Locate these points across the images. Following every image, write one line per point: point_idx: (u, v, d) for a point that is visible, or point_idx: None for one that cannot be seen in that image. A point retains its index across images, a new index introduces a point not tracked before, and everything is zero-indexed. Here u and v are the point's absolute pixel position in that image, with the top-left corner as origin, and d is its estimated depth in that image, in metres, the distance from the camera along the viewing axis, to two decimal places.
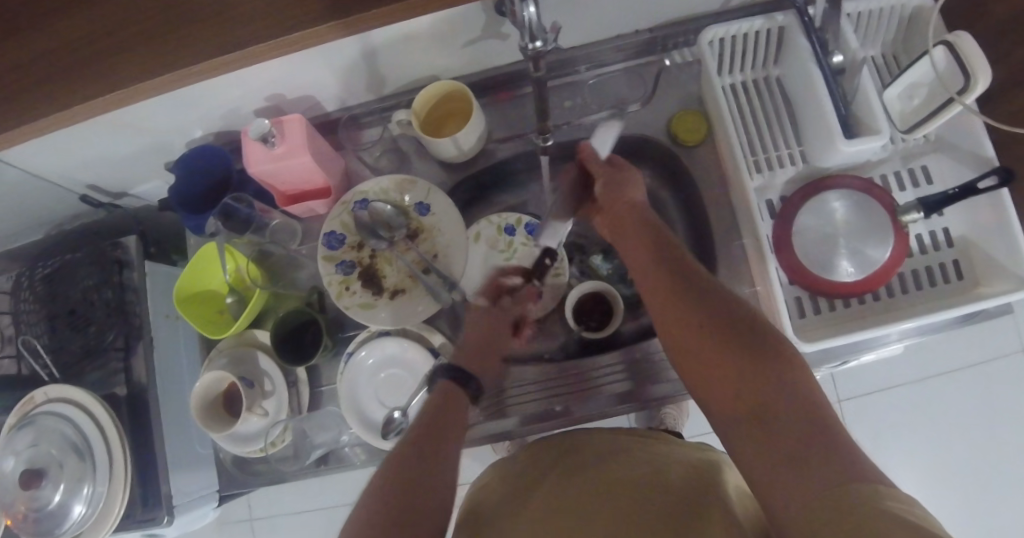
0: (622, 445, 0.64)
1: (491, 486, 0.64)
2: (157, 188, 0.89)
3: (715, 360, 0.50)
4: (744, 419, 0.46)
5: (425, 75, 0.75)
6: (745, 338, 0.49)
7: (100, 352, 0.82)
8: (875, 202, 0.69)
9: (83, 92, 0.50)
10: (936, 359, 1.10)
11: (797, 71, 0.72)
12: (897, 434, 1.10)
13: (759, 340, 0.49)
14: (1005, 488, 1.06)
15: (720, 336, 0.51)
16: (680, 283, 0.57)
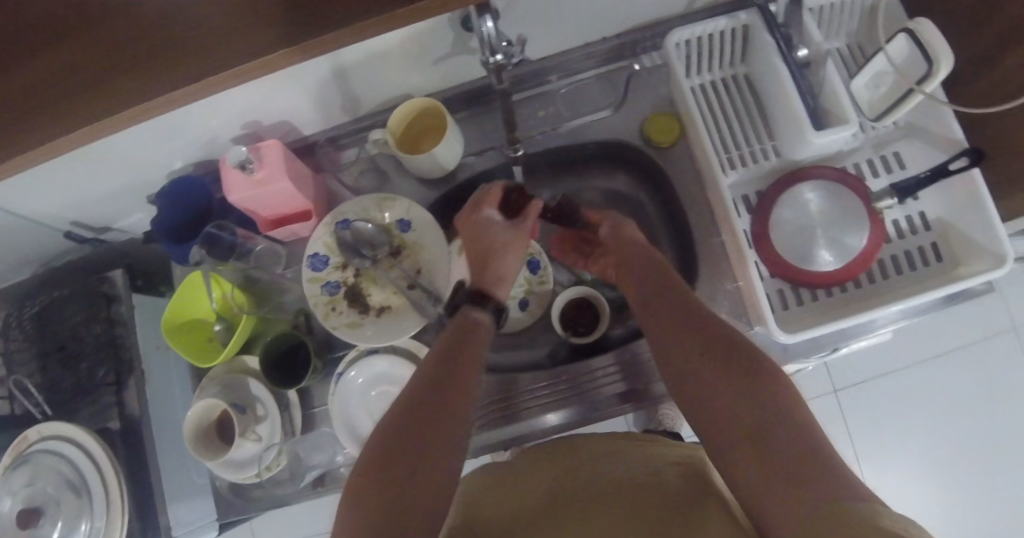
0: (611, 446, 0.64)
1: (488, 481, 0.64)
2: (141, 221, 0.90)
3: (711, 386, 0.53)
4: (740, 439, 0.48)
5: (399, 93, 0.76)
6: (734, 363, 0.53)
7: (92, 387, 0.82)
8: (848, 190, 0.70)
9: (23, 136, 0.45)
10: (927, 342, 1.10)
11: (763, 68, 0.73)
12: (894, 420, 1.10)
13: (748, 367, 0.52)
14: (1005, 466, 1.06)
15: (717, 368, 0.53)
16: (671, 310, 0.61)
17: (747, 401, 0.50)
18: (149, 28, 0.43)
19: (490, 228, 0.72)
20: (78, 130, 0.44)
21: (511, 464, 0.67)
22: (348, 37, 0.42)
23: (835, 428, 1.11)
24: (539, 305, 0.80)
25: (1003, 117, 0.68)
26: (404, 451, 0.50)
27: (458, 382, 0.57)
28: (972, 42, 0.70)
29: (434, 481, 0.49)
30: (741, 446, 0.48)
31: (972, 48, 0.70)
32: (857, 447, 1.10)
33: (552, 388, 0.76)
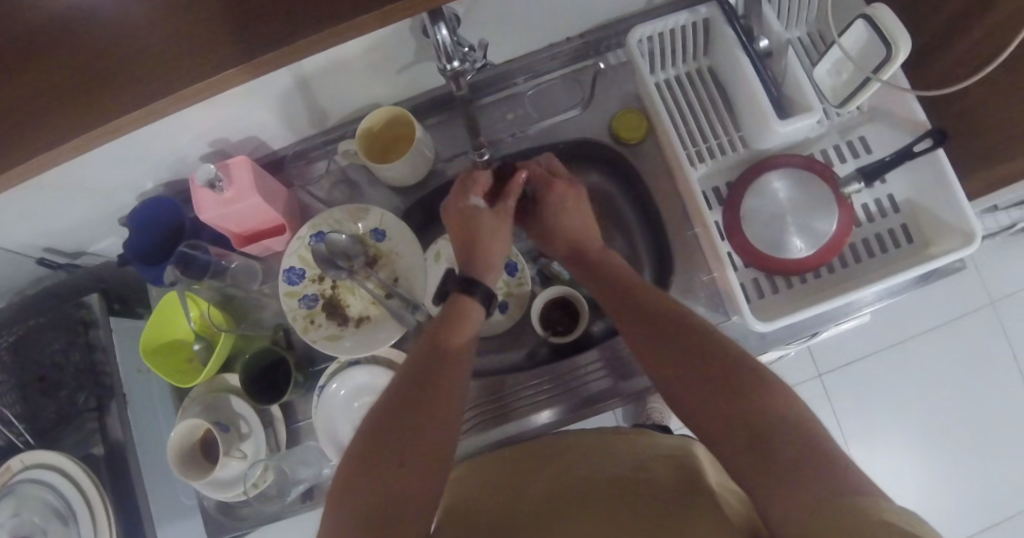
0: (599, 445, 0.63)
1: (484, 480, 0.64)
2: (115, 244, 0.89)
3: (706, 396, 0.52)
4: (744, 440, 0.47)
5: (366, 104, 0.76)
6: (720, 367, 0.53)
7: (74, 414, 0.81)
8: (816, 177, 0.71)
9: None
10: (908, 320, 1.12)
11: (726, 60, 0.74)
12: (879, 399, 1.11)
13: (734, 366, 0.52)
14: (989, 438, 1.08)
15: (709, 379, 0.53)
16: (650, 316, 0.61)
17: (741, 404, 0.49)
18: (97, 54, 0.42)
19: (475, 210, 0.71)
20: (33, 159, 0.43)
21: (501, 460, 0.67)
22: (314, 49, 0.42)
23: (823, 411, 1.12)
24: (518, 308, 0.80)
25: (962, 98, 0.69)
26: (382, 457, 0.49)
27: (439, 372, 0.56)
28: (928, 26, 0.70)
29: (421, 472, 0.49)
30: (739, 446, 0.47)
31: (929, 31, 0.71)
32: (845, 428, 1.11)
33: (541, 384, 0.77)
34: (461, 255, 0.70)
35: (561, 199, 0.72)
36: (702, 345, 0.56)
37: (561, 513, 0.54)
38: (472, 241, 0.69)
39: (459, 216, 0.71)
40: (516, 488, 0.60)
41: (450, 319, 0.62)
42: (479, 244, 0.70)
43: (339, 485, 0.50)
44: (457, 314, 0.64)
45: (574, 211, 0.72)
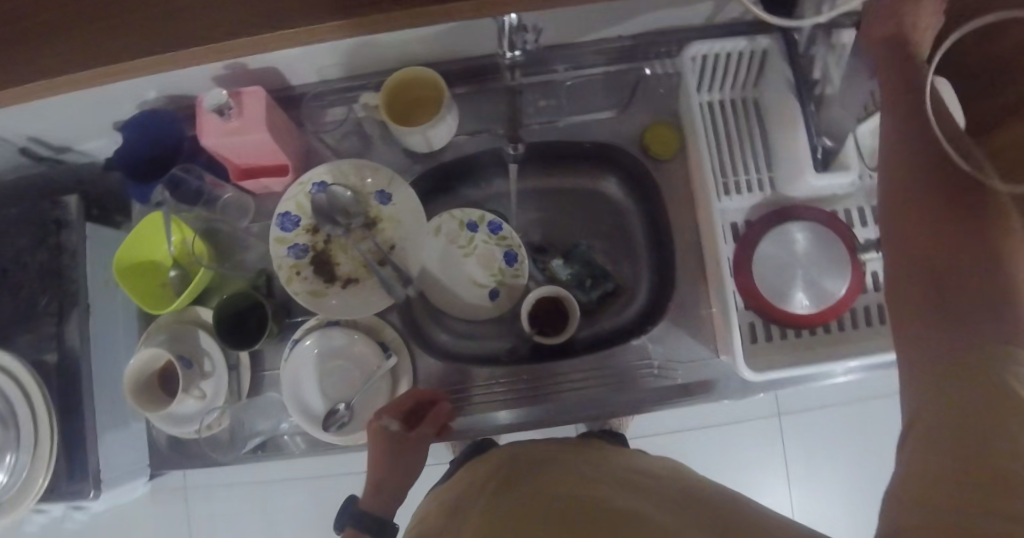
0: (551, 461, 0.61)
1: (472, 475, 0.63)
2: (105, 147, 0.84)
3: (915, 310, 0.41)
4: (953, 379, 0.38)
5: (397, 60, 0.71)
6: (971, 277, 0.39)
7: (32, 315, 0.78)
8: (835, 237, 0.70)
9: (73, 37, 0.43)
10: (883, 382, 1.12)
11: (775, 98, 0.71)
12: (834, 455, 1.06)
13: (974, 278, 0.39)
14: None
15: (934, 290, 0.40)
16: (960, 186, 0.40)
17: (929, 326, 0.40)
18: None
19: (389, 442, 0.63)
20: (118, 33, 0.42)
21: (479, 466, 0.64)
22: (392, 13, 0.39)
23: (772, 449, 1.07)
24: (509, 299, 0.77)
25: None
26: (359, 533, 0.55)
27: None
28: None
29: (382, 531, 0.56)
30: (925, 382, 0.40)
31: None
32: (791, 471, 1.07)
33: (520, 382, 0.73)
34: (369, 493, 0.62)
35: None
36: (957, 241, 0.39)
37: (542, 499, 0.53)
38: (381, 479, 0.62)
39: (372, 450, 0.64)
40: (502, 478, 0.59)
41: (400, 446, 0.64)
42: (389, 480, 0.62)
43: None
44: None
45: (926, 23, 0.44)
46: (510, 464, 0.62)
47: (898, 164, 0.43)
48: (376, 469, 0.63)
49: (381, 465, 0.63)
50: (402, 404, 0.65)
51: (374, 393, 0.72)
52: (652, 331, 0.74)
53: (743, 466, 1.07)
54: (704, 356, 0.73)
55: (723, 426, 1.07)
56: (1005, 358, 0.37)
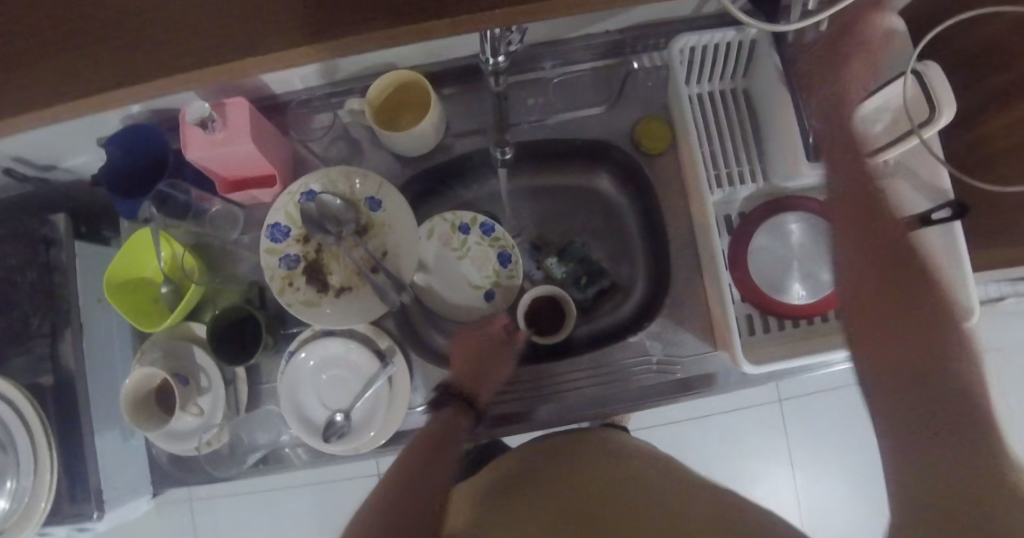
0: (550, 481, 0.62)
1: (469, 493, 0.65)
2: (90, 162, 0.83)
3: (880, 341, 0.56)
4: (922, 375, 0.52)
5: (382, 64, 0.70)
6: (905, 295, 0.57)
7: (25, 337, 0.77)
8: (830, 228, 0.69)
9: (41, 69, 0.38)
10: None
11: (764, 87, 0.70)
12: (836, 439, 1.07)
13: (920, 301, 0.56)
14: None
15: (896, 308, 0.56)
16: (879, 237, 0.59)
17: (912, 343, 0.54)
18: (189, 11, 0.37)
19: (488, 344, 0.70)
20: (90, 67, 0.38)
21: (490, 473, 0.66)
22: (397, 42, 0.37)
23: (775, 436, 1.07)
24: (505, 302, 0.76)
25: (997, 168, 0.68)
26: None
27: (443, 448, 0.62)
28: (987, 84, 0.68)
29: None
30: (896, 400, 0.52)
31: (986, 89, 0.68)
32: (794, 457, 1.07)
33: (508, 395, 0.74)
34: (462, 378, 0.68)
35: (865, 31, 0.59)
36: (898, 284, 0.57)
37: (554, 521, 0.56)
38: (478, 370, 0.69)
39: (466, 347, 0.70)
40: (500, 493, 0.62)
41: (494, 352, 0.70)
42: (483, 372, 0.69)
43: None
44: (452, 425, 0.65)
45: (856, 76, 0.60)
46: (503, 480, 0.64)
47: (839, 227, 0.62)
48: (468, 359, 0.69)
49: (474, 363, 0.69)
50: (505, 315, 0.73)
51: (372, 403, 0.71)
52: (650, 327, 0.74)
53: (746, 454, 1.07)
54: (702, 350, 0.73)
55: (726, 415, 1.06)
56: (929, 371, 0.51)
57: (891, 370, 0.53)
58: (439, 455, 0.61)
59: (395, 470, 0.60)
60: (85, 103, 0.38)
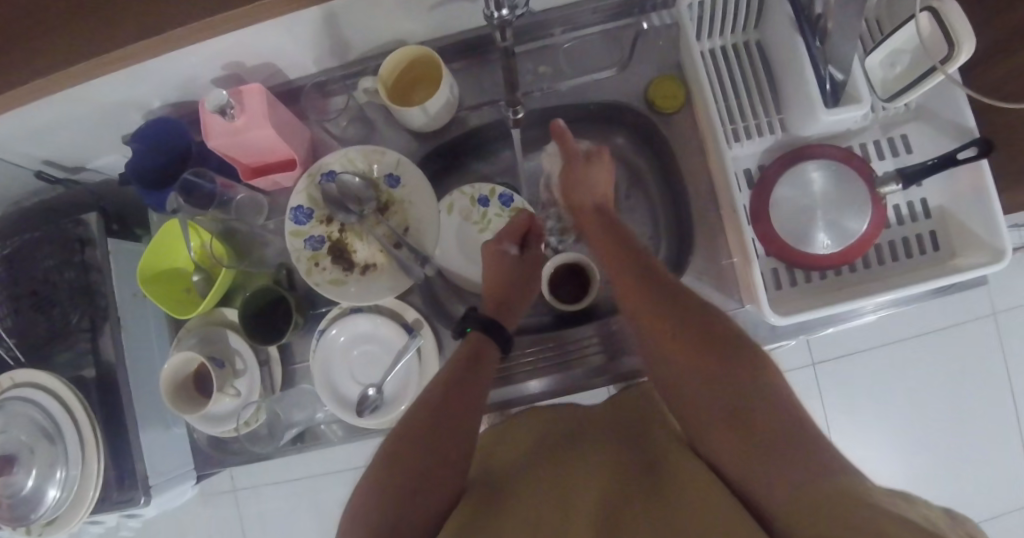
0: (574, 442, 0.59)
1: (511, 445, 0.63)
2: (116, 161, 0.86)
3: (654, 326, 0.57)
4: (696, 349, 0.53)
5: (392, 40, 0.70)
6: (708, 342, 0.53)
7: (66, 332, 0.79)
8: (853, 172, 0.69)
9: (82, 41, 0.46)
10: (945, 311, 0.99)
11: (776, 35, 0.70)
12: (884, 402, 1.00)
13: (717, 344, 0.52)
14: (988, 455, 0.98)
15: (704, 356, 0.52)
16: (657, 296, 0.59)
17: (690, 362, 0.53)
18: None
19: (504, 263, 0.72)
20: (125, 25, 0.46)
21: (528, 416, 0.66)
22: None
23: (813, 402, 1.00)
24: None
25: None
26: (402, 476, 0.52)
27: (469, 383, 0.61)
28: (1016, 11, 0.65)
29: (435, 463, 0.54)
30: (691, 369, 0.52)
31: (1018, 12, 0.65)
32: (832, 421, 1.00)
33: (537, 362, 0.75)
34: (492, 302, 0.70)
35: (820, 150, 0.71)
36: (691, 322, 0.55)
37: (583, 464, 0.54)
38: (504, 290, 0.71)
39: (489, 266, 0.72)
40: (534, 453, 0.59)
41: (513, 273, 0.71)
42: (509, 294, 0.71)
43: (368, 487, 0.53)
44: (479, 349, 0.65)
45: (833, 155, 0.70)
46: (544, 443, 0.61)
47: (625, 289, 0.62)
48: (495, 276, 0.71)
49: (499, 285, 0.71)
50: (511, 223, 0.74)
51: (404, 377, 0.72)
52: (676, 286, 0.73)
53: None
54: (729, 307, 0.72)
55: None
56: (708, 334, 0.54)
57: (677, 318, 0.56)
58: (467, 389, 0.60)
59: (403, 424, 0.57)
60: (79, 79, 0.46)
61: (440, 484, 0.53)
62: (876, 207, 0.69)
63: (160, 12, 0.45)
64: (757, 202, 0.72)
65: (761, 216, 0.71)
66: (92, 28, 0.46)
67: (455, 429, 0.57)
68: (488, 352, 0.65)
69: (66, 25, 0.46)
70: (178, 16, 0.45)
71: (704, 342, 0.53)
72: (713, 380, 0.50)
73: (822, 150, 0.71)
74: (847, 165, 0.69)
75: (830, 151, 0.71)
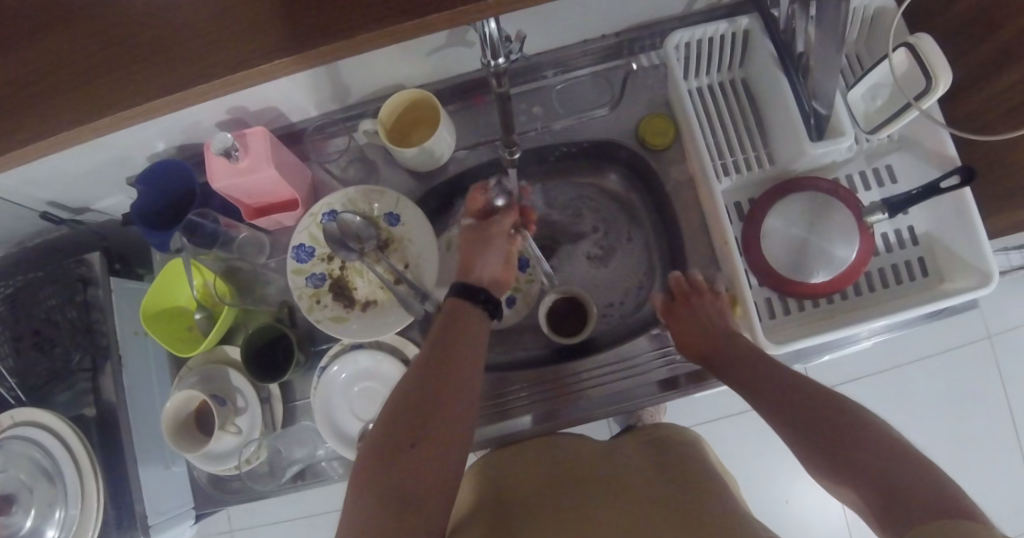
0: (591, 469, 0.59)
1: (525, 470, 0.63)
2: (121, 202, 0.87)
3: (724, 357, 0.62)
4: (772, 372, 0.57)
5: (392, 83, 0.73)
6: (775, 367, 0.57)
7: (67, 372, 0.79)
8: (841, 204, 0.71)
9: (42, 115, 0.43)
10: (938, 337, 1.00)
11: (761, 73, 0.73)
12: None
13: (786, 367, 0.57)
14: (990, 480, 0.98)
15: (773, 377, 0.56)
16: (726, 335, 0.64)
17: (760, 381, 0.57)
18: (168, 33, 0.42)
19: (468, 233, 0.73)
20: (86, 94, 0.43)
21: (530, 447, 0.67)
22: (371, 44, 0.41)
23: None
24: (526, 305, 0.81)
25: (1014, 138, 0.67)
26: (399, 459, 0.50)
27: (457, 343, 0.58)
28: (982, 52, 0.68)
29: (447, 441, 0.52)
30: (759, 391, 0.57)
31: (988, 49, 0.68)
32: None
33: (535, 395, 0.75)
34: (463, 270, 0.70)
35: (807, 185, 0.73)
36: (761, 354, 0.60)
37: (615, 495, 0.54)
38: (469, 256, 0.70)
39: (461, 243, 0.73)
40: (552, 482, 0.59)
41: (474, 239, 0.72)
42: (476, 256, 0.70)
43: (361, 478, 0.51)
44: (457, 309, 0.62)
45: (823, 188, 0.72)
46: (562, 470, 0.61)
47: (698, 332, 0.67)
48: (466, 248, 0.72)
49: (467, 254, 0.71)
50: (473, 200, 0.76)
51: None
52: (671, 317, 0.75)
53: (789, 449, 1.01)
54: None
55: None
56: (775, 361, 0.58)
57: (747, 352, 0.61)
58: (456, 350, 0.58)
59: (390, 404, 0.55)
60: (54, 142, 0.44)
61: (439, 457, 0.51)
62: (865, 236, 0.70)
63: (124, 80, 0.43)
64: (748, 233, 0.74)
65: (752, 251, 0.73)
66: (52, 100, 0.43)
67: (448, 400, 0.54)
68: (460, 307, 0.62)
69: (26, 95, 0.43)
70: (141, 85, 0.43)
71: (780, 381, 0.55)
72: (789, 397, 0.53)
73: (815, 184, 0.73)
74: (836, 199, 0.71)
75: (824, 183, 0.72)
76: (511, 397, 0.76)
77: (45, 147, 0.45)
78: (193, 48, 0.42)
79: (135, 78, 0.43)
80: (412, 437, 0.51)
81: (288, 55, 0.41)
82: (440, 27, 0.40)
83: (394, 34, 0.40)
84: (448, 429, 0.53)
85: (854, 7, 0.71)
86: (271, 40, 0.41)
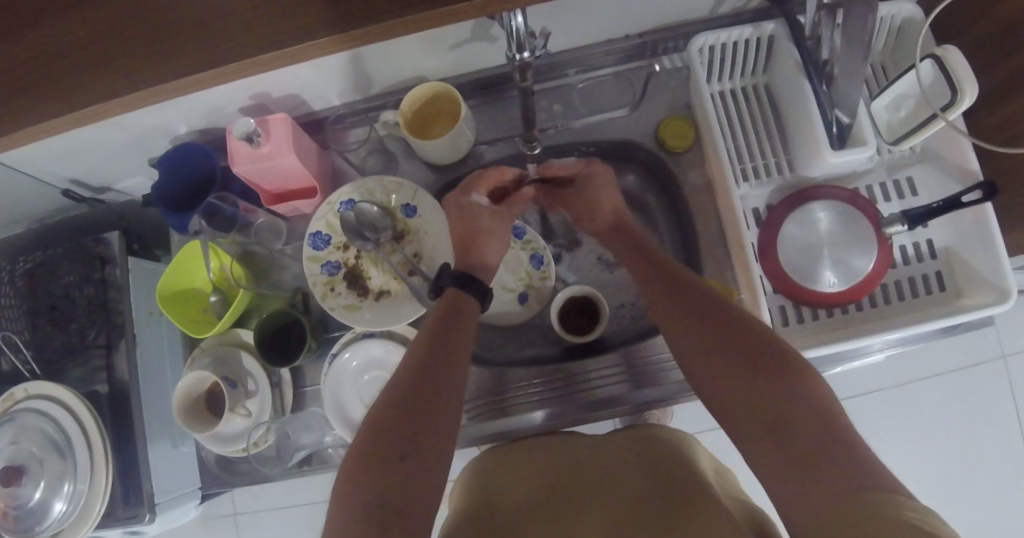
0: (594, 470, 0.59)
1: (530, 466, 0.63)
2: (141, 183, 0.88)
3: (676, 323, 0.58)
4: (727, 343, 0.53)
5: (414, 75, 0.73)
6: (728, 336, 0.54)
7: (82, 348, 0.80)
8: (859, 213, 0.70)
9: (69, 90, 0.44)
10: (953, 353, 0.99)
11: (783, 80, 0.72)
12: (891, 443, 0.99)
13: (741, 336, 0.53)
14: (999, 499, 0.97)
15: (727, 347, 0.53)
16: (682, 295, 0.60)
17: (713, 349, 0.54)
18: (198, 14, 0.43)
19: (476, 214, 0.71)
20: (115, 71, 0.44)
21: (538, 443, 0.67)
22: (397, 32, 0.41)
23: None
24: (538, 302, 0.80)
25: None
26: (385, 456, 0.48)
27: (457, 342, 0.59)
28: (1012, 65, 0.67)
29: (435, 440, 0.51)
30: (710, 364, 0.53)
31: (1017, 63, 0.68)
32: None
33: (545, 391, 0.76)
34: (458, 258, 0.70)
35: (823, 194, 0.73)
36: (716, 319, 0.56)
37: (617, 499, 0.54)
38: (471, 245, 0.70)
39: (459, 219, 0.71)
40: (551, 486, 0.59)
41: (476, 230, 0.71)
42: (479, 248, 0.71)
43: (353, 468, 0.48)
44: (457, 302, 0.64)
45: (841, 197, 0.72)
46: (562, 472, 0.60)
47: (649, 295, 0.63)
48: (463, 233, 0.71)
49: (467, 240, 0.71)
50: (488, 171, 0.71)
51: None
52: None
53: None
54: None
55: None
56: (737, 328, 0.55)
57: (704, 314, 0.57)
58: (451, 354, 0.58)
59: (383, 399, 0.54)
60: (81, 117, 0.45)
61: (430, 454, 0.50)
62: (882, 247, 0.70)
63: (151, 60, 0.44)
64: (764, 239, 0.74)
65: (769, 256, 0.73)
66: (79, 75, 0.44)
67: (436, 400, 0.54)
68: (466, 302, 0.65)
69: (56, 70, 0.44)
70: (169, 65, 0.43)
71: (739, 341, 0.53)
72: (742, 372, 0.50)
73: (831, 194, 0.73)
74: (855, 208, 0.71)
75: (841, 192, 0.73)
76: (516, 394, 0.76)
77: (71, 121, 0.46)
78: (221, 30, 0.43)
79: (164, 57, 0.43)
80: (403, 451, 0.49)
81: (315, 40, 0.41)
82: (466, 18, 0.40)
83: (420, 24, 0.41)
84: (441, 424, 0.52)
85: (881, 17, 0.71)
86: (299, 25, 0.41)
